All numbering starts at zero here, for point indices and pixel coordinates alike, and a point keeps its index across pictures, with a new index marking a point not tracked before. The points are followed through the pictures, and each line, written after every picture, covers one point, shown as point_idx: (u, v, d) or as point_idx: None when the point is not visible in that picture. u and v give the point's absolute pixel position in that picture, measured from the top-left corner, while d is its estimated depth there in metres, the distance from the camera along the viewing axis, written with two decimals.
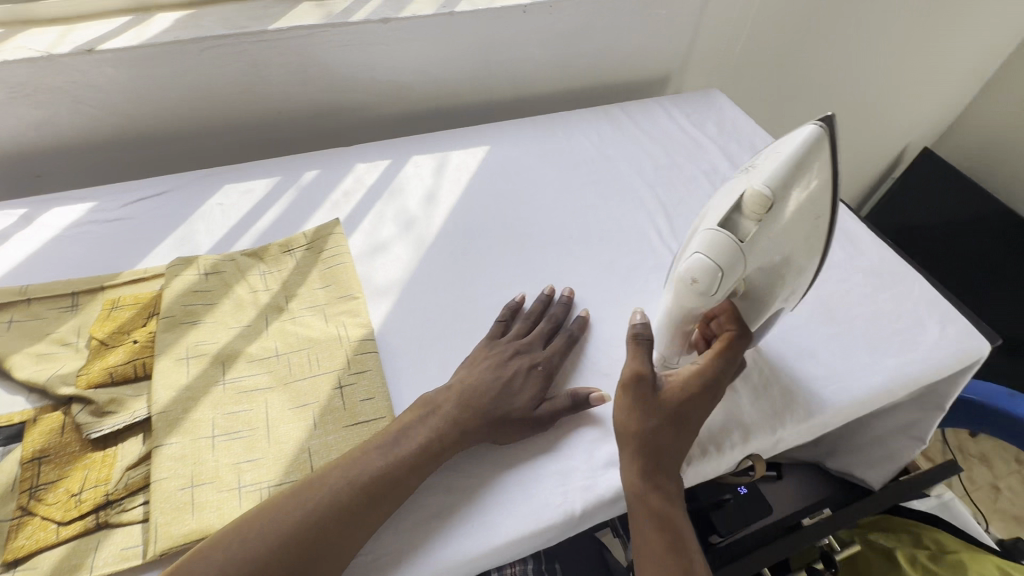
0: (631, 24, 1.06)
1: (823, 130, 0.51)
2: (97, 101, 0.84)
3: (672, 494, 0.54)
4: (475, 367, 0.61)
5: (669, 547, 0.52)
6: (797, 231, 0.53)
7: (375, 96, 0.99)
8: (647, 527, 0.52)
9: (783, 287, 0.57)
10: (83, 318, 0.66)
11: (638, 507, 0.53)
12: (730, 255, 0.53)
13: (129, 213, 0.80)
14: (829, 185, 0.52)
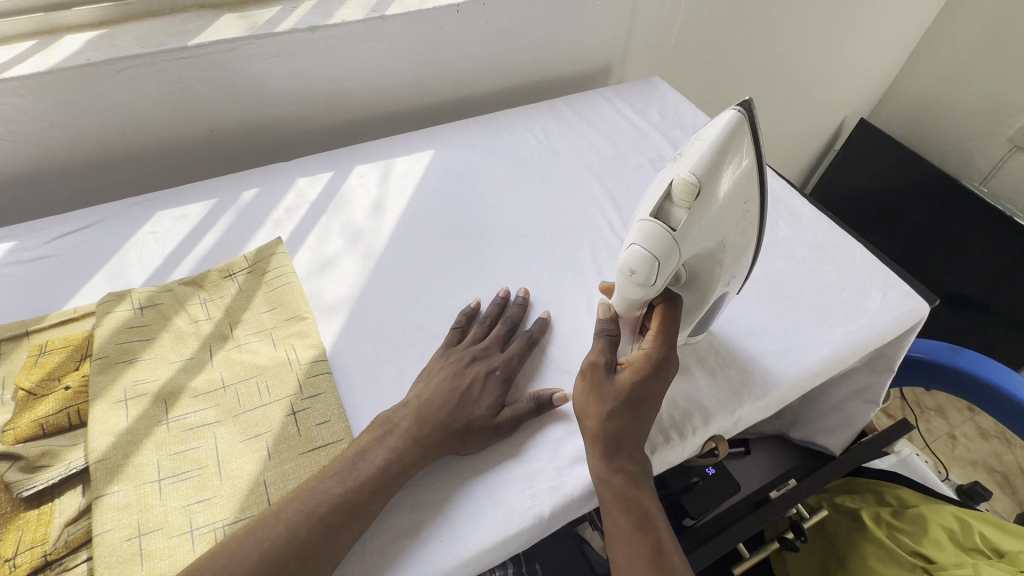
0: (567, 17, 1.06)
1: (742, 116, 0.53)
2: (6, 133, 0.79)
3: (638, 478, 0.53)
4: (431, 380, 0.61)
5: (636, 526, 0.51)
6: (726, 214, 0.55)
7: (312, 107, 0.96)
8: (614, 511, 0.52)
9: (720, 271, 0.59)
10: (7, 368, 0.62)
11: (604, 495, 0.52)
12: (665, 245, 0.53)
13: (54, 250, 0.76)
14: (747, 172, 0.55)
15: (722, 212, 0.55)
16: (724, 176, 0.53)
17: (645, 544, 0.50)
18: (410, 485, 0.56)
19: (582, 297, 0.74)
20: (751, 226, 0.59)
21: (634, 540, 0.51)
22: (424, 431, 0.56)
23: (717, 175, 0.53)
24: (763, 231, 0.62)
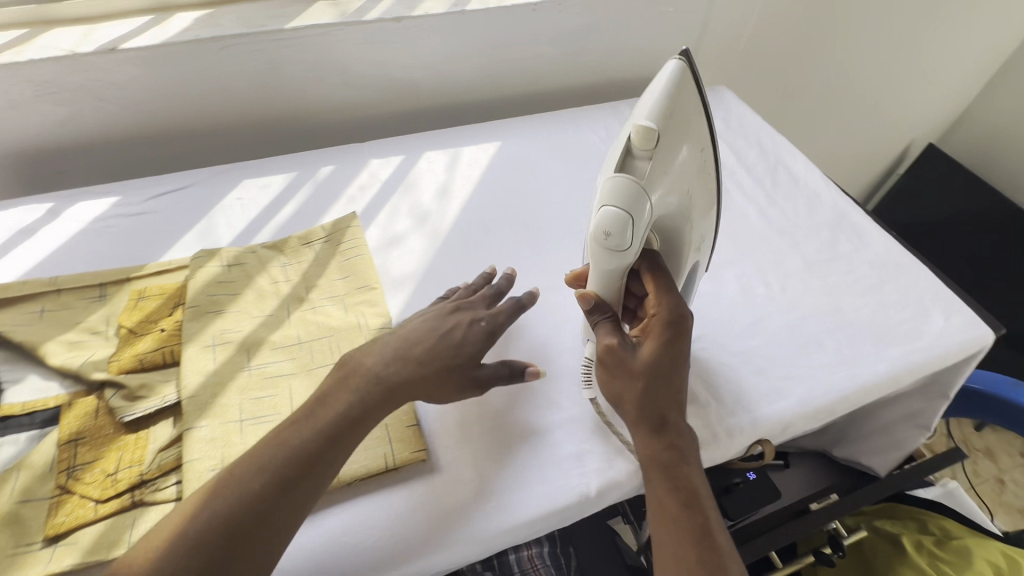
0: (638, 21, 1.08)
1: (683, 64, 0.55)
2: (119, 98, 0.86)
3: (684, 454, 0.55)
4: (397, 331, 0.59)
5: (684, 503, 0.52)
6: (683, 164, 0.56)
7: (388, 93, 1.00)
8: (660, 488, 0.53)
9: (686, 229, 0.60)
10: (111, 308, 0.69)
11: (648, 469, 0.54)
12: (634, 197, 0.52)
13: (153, 206, 0.83)
14: (696, 120, 0.58)
15: (679, 160, 0.56)
16: (678, 122, 0.54)
17: (688, 518, 0.51)
18: (465, 452, 0.59)
19: None
20: (706, 177, 0.62)
21: (678, 513, 0.52)
22: (382, 382, 0.55)
23: (671, 120, 0.53)
24: (717, 187, 0.65)
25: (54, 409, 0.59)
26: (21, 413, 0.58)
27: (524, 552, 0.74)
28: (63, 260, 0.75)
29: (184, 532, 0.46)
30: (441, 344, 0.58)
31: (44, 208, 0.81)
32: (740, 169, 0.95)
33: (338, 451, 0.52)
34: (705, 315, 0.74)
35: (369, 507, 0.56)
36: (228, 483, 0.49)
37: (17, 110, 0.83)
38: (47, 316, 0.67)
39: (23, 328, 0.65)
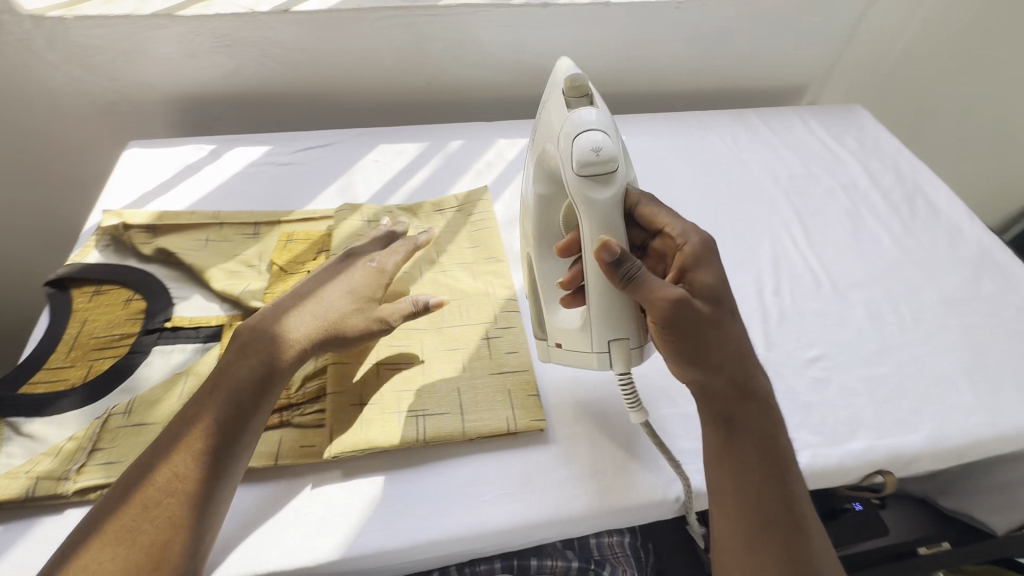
0: (778, 30, 1.05)
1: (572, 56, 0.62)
2: (280, 57, 0.93)
3: (766, 400, 0.52)
4: (303, 289, 0.61)
5: (768, 473, 0.50)
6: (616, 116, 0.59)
7: (518, 77, 1.03)
8: (748, 453, 0.51)
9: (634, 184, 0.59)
10: (264, 246, 0.75)
11: (724, 413, 0.52)
12: (604, 119, 0.52)
13: (299, 158, 0.89)
14: None
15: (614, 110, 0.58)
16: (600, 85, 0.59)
17: (766, 467, 0.50)
18: (581, 429, 0.61)
19: (758, 304, 0.74)
20: None
21: (761, 479, 0.50)
22: (276, 338, 0.56)
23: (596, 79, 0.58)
24: None
25: (216, 327, 0.66)
26: (189, 326, 0.66)
27: (605, 539, 0.67)
28: (222, 197, 0.82)
29: (113, 520, 0.46)
30: (351, 286, 0.61)
31: (207, 149, 0.89)
32: (874, 193, 0.91)
33: (252, 403, 0.52)
34: (831, 334, 0.71)
35: (486, 464, 0.58)
36: (144, 467, 0.49)
37: (195, 59, 0.91)
38: (210, 245, 0.74)
39: (192, 253, 0.72)
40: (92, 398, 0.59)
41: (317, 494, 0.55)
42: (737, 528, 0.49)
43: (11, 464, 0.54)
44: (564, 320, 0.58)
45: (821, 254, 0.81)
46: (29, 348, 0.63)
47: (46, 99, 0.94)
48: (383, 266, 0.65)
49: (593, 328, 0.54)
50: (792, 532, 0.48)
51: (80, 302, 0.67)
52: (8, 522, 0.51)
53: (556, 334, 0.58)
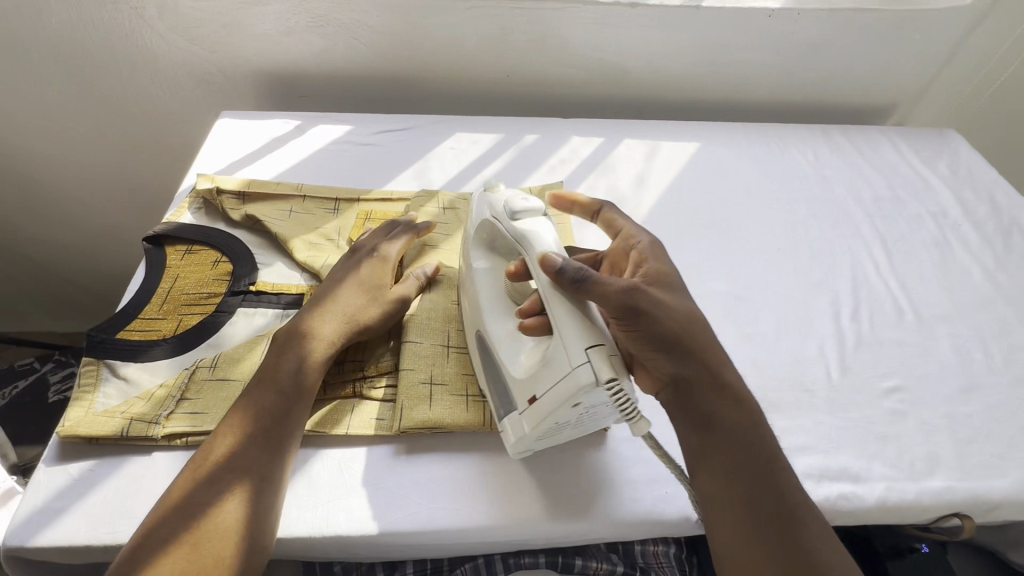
0: (873, 45, 1.01)
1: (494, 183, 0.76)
2: (369, 40, 0.95)
3: (739, 393, 0.52)
4: (319, 291, 0.64)
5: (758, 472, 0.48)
6: None
7: (598, 76, 1.02)
8: (729, 449, 0.49)
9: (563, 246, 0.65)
10: (343, 222, 0.77)
11: (700, 410, 0.51)
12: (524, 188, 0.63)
13: (379, 140, 0.91)
14: None
15: None
16: None
17: (754, 466, 0.48)
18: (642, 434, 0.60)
19: (834, 327, 0.71)
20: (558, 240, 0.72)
21: (751, 474, 0.48)
22: (307, 332, 0.59)
23: None
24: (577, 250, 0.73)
25: (296, 295, 0.69)
26: (271, 291, 0.69)
27: (650, 546, 0.65)
28: (305, 172, 0.85)
29: (174, 517, 0.46)
30: (354, 280, 0.64)
31: (293, 124, 0.92)
32: (966, 223, 0.86)
33: (298, 386, 0.55)
34: (911, 366, 0.68)
35: (546, 457, 0.58)
36: (200, 462, 0.50)
37: (290, 36, 0.94)
38: (293, 216, 0.76)
39: (277, 223, 0.74)
40: (181, 350, 0.63)
41: (383, 465, 0.56)
42: (735, 532, 0.46)
43: (108, 403, 0.58)
44: (530, 371, 0.52)
45: (905, 282, 0.78)
46: (125, 297, 0.67)
47: (149, 66, 0.99)
48: (388, 254, 0.68)
49: (561, 348, 0.49)
50: (795, 531, 0.45)
51: (173, 259, 0.71)
52: (102, 457, 0.55)
53: (527, 389, 0.51)
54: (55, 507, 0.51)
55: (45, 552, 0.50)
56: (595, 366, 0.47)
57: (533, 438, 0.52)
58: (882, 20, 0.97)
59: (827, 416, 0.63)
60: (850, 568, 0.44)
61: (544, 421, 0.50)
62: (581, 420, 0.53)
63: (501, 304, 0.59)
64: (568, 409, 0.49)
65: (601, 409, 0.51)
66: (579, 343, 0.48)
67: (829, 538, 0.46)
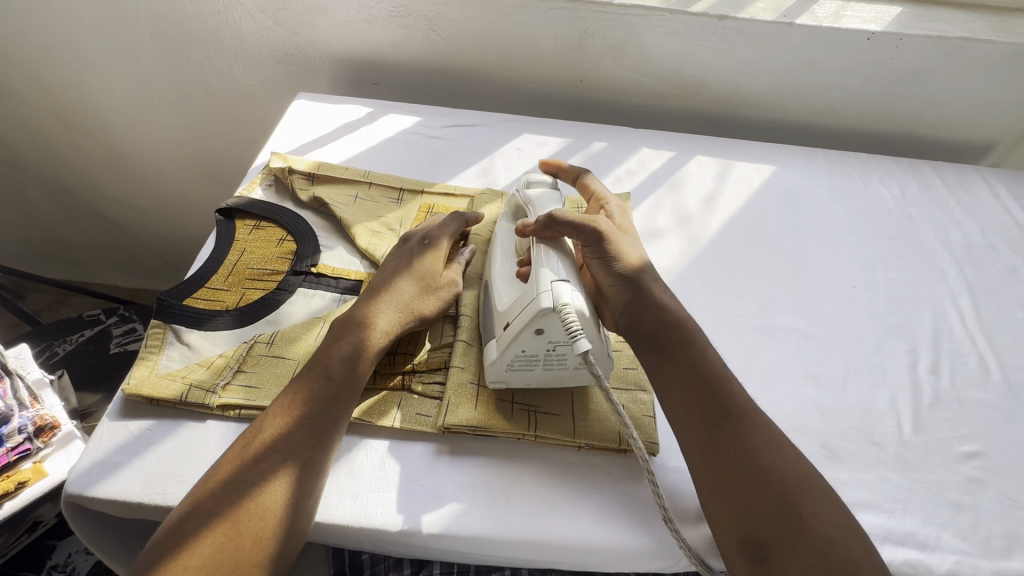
0: (979, 79, 0.94)
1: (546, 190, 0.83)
2: (447, 34, 0.95)
3: (680, 316, 0.58)
4: (375, 281, 0.64)
5: (711, 409, 0.52)
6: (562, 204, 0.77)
7: (674, 87, 0.99)
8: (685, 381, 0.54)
9: None
10: (405, 213, 0.77)
11: (646, 329, 0.57)
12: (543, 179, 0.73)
13: (447, 134, 0.92)
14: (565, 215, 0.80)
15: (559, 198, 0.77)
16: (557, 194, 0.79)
17: (697, 381, 0.54)
18: None
19: (908, 378, 0.67)
20: None
21: (704, 408, 0.52)
22: (360, 322, 0.59)
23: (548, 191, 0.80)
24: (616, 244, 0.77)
25: (354, 282, 0.70)
26: (331, 275, 0.70)
27: None
28: (372, 159, 0.86)
29: (218, 492, 0.47)
30: (405, 271, 0.64)
31: (365, 111, 0.94)
32: None
33: (348, 374, 0.55)
34: (995, 432, 0.62)
35: (588, 475, 0.56)
36: (248, 439, 0.51)
37: (371, 24, 0.95)
38: (359, 203, 0.77)
39: (342, 207, 0.76)
40: (241, 323, 0.64)
41: (424, 463, 0.56)
42: (694, 446, 0.51)
43: (170, 366, 0.60)
44: (508, 305, 0.58)
45: (994, 339, 0.71)
46: (194, 265, 0.70)
47: (235, 43, 1.03)
48: (439, 239, 0.67)
49: (532, 282, 0.55)
50: (745, 439, 0.50)
51: (242, 233, 0.73)
52: (160, 418, 0.57)
53: (504, 319, 0.57)
54: (114, 461, 0.53)
55: (101, 502, 0.52)
56: (555, 293, 0.52)
57: (502, 368, 0.56)
58: (992, 52, 0.90)
59: (895, 474, 0.58)
60: (809, 472, 0.49)
61: (510, 347, 0.55)
62: (551, 360, 0.56)
63: (506, 255, 0.65)
64: (531, 336, 0.54)
65: (566, 348, 0.55)
66: (547, 275, 0.54)
67: (783, 444, 0.51)
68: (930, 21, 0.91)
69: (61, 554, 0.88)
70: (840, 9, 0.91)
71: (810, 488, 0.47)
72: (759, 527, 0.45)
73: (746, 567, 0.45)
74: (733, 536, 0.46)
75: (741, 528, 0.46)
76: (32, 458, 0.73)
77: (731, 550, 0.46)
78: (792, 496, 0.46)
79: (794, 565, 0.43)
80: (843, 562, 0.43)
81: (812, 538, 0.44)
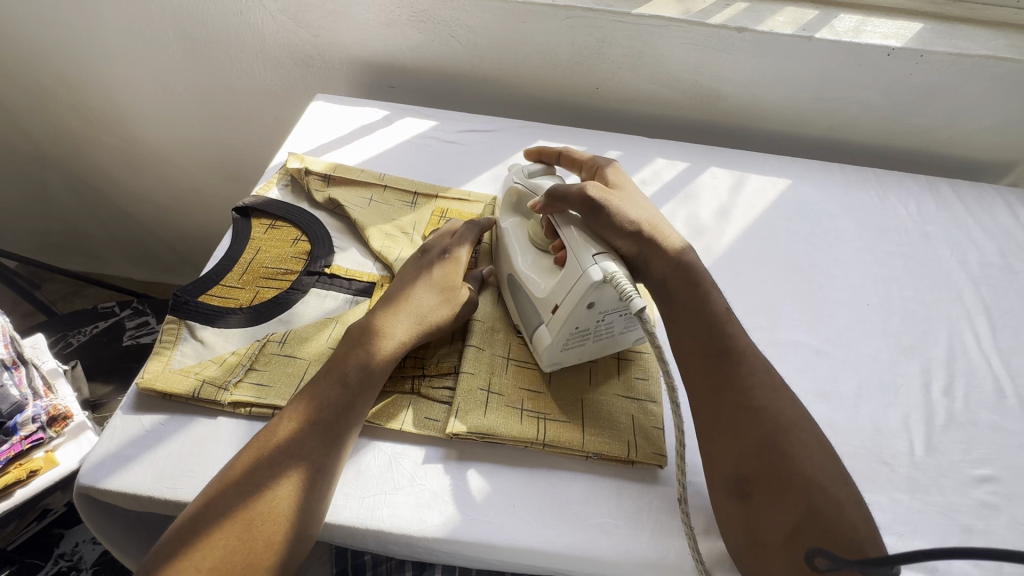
0: (1000, 98, 0.93)
1: None
2: (465, 39, 0.96)
3: (685, 259, 0.62)
4: (393, 288, 0.65)
5: (712, 353, 0.56)
6: None
7: (691, 98, 0.99)
8: (689, 327, 0.59)
9: None
10: (418, 217, 0.78)
11: (663, 278, 0.61)
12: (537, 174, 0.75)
13: (462, 139, 0.92)
14: None
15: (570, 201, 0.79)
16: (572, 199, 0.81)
17: (705, 329, 0.58)
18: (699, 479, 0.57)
19: (921, 399, 0.66)
20: None
21: (707, 351, 0.56)
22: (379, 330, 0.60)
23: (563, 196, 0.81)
24: None
25: (366, 284, 0.70)
26: (343, 277, 0.70)
27: None
28: (388, 162, 0.87)
29: (232, 491, 0.48)
30: (423, 281, 0.64)
31: (382, 114, 0.94)
32: None
33: (364, 383, 0.56)
34: (1009, 456, 0.61)
35: (594, 484, 0.56)
36: (265, 441, 0.51)
37: (390, 28, 0.96)
38: (373, 206, 0.78)
39: (357, 209, 0.76)
40: (254, 321, 0.65)
41: (431, 468, 0.56)
42: (701, 394, 0.55)
43: (183, 362, 0.60)
44: (549, 289, 0.59)
45: (1010, 362, 0.70)
46: (210, 262, 0.70)
47: (255, 43, 1.04)
48: (460, 256, 0.68)
49: (573, 261, 0.56)
50: (744, 384, 0.53)
51: (257, 232, 0.74)
52: (172, 413, 0.57)
53: (550, 301, 0.58)
54: (126, 454, 0.54)
55: (113, 494, 0.52)
56: (602, 265, 0.54)
57: (558, 348, 0.59)
58: (1016, 71, 0.90)
59: (905, 496, 0.57)
60: (804, 423, 0.52)
61: (565, 325, 0.56)
62: (601, 330, 0.59)
63: (523, 245, 0.66)
64: (585, 311, 0.56)
65: (614, 317, 0.57)
66: (586, 251, 0.56)
67: (782, 391, 0.54)
68: (952, 38, 0.90)
69: (69, 542, 0.89)
70: (860, 24, 0.91)
71: (802, 436, 0.51)
72: (746, 466, 0.49)
73: (729, 502, 0.49)
74: (722, 474, 0.50)
75: (730, 469, 0.50)
76: (44, 447, 0.74)
77: (720, 489, 0.50)
78: (782, 440, 0.50)
79: (774, 502, 0.47)
80: (821, 504, 0.47)
81: (797, 480, 0.48)
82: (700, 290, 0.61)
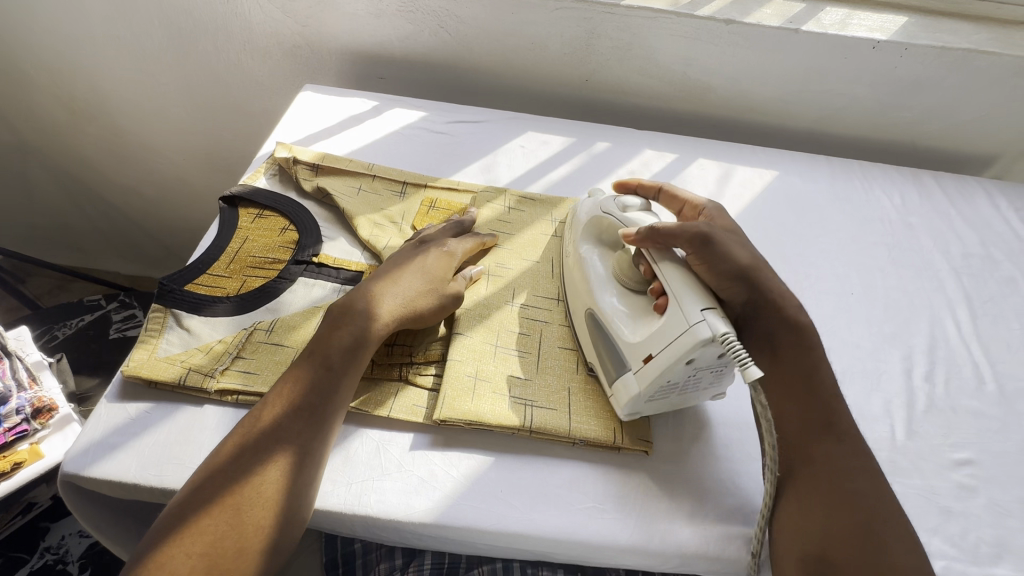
0: (982, 91, 0.95)
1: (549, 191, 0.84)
2: (454, 30, 0.96)
3: (796, 318, 0.60)
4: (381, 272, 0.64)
5: (814, 427, 0.55)
6: None
7: (679, 89, 0.99)
8: (788, 394, 0.57)
9: None
10: (407, 206, 0.78)
11: (778, 338, 0.59)
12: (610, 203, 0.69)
13: (451, 130, 0.92)
14: None
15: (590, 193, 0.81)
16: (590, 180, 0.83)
17: (812, 399, 0.56)
18: (685, 464, 0.58)
19: (903, 385, 0.67)
20: None
21: (808, 425, 0.55)
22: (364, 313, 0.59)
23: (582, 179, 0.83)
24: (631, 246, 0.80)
25: (354, 273, 0.70)
26: (332, 265, 0.70)
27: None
28: (376, 152, 0.86)
29: (219, 479, 0.48)
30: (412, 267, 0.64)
31: (370, 104, 0.94)
32: None
33: (349, 364, 0.56)
34: (988, 440, 0.63)
35: (581, 469, 0.57)
36: (250, 426, 0.51)
37: (379, 18, 0.96)
38: (362, 194, 0.78)
39: (346, 197, 0.76)
40: (241, 310, 0.65)
41: (418, 454, 0.56)
42: (803, 470, 0.52)
43: (169, 350, 0.60)
44: (643, 335, 0.55)
45: (989, 349, 0.72)
46: (197, 251, 0.70)
47: (244, 33, 1.03)
48: (455, 253, 0.67)
49: (676, 310, 0.52)
50: (843, 466, 0.52)
51: (245, 221, 0.73)
52: (158, 401, 0.57)
53: (641, 350, 0.54)
54: (112, 442, 0.54)
55: (96, 482, 0.52)
56: (710, 322, 0.49)
57: (643, 399, 0.55)
58: (997, 65, 0.91)
59: (886, 479, 0.58)
60: (897, 512, 0.50)
61: (657, 379, 0.52)
62: (687, 385, 0.55)
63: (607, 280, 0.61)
64: (681, 367, 0.51)
65: (705, 373, 0.54)
66: (693, 303, 0.51)
67: (878, 475, 0.52)
68: (935, 32, 0.91)
69: (55, 536, 0.88)
70: (846, 17, 0.92)
71: (897, 523, 0.49)
72: (831, 548, 0.48)
73: None
74: (800, 549, 0.49)
75: (813, 547, 0.48)
76: (29, 439, 0.73)
77: (793, 563, 0.49)
78: (875, 527, 0.48)
79: None
80: None
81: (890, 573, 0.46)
82: (813, 358, 0.59)
